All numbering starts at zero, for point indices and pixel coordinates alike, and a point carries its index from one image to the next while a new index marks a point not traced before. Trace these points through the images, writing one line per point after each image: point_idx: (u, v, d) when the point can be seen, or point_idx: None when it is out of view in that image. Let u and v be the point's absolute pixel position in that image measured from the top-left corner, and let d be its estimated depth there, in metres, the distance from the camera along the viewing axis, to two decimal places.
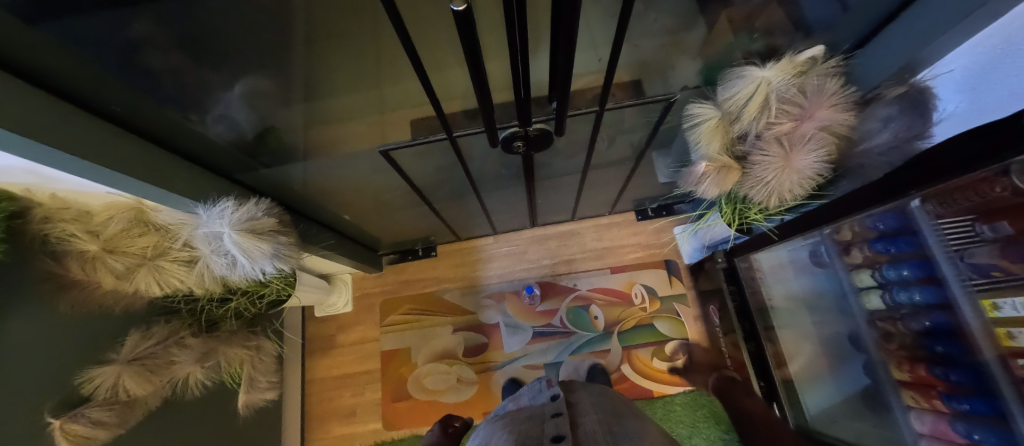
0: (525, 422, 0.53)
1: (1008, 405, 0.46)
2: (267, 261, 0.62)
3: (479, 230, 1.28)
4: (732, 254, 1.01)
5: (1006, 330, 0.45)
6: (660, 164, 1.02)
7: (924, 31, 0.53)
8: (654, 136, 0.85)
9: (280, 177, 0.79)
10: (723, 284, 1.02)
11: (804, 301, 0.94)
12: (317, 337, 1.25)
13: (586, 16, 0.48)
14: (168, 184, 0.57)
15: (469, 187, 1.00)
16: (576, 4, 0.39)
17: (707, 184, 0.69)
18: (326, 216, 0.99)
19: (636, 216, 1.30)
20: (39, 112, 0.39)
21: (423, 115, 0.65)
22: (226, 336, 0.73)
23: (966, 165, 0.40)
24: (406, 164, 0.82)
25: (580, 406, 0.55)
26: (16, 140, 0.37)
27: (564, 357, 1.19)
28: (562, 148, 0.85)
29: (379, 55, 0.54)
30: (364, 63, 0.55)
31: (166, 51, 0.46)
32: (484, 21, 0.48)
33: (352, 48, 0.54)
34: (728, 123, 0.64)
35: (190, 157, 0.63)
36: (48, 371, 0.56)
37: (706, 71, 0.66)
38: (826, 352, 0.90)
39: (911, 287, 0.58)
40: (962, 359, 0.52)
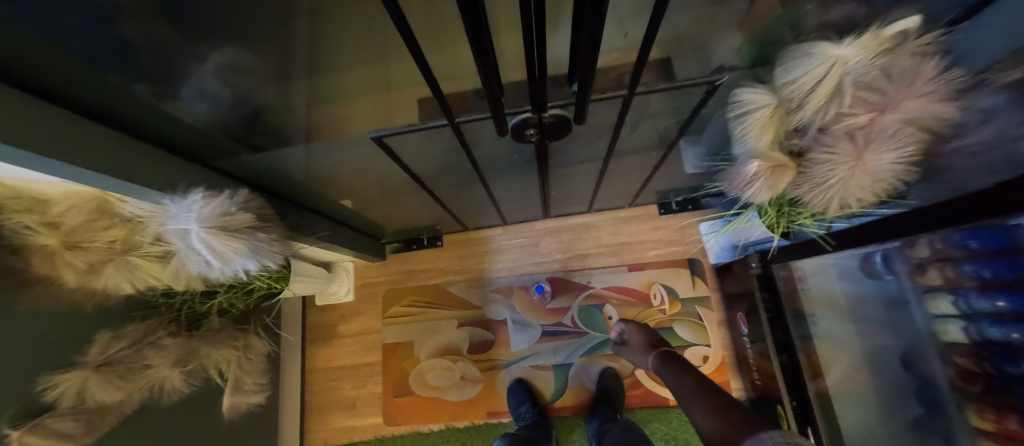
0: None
1: None
2: (244, 261, 0.55)
3: (488, 220, 1.19)
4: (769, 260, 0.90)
5: None
6: (689, 154, 0.91)
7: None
8: (690, 124, 0.75)
9: (269, 163, 0.72)
10: (755, 289, 0.93)
11: (852, 314, 0.81)
12: (319, 326, 1.21)
13: None
14: (130, 173, 0.49)
15: (475, 175, 0.91)
16: None
17: (758, 187, 0.58)
18: (324, 204, 0.92)
19: (658, 210, 1.19)
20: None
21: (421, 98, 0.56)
22: (211, 337, 0.67)
23: None
24: (402, 151, 0.73)
25: None
26: None
27: (574, 358, 1.12)
28: (580, 134, 0.74)
29: (365, 26, 0.44)
30: (346, 31, 0.46)
31: (146, 19, 0.38)
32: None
33: (334, 14, 0.44)
34: (786, 113, 0.53)
35: (163, 143, 0.55)
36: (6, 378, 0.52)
37: (760, 50, 0.54)
38: (871, 374, 0.79)
39: (1008, 324, 0.49)
40: None
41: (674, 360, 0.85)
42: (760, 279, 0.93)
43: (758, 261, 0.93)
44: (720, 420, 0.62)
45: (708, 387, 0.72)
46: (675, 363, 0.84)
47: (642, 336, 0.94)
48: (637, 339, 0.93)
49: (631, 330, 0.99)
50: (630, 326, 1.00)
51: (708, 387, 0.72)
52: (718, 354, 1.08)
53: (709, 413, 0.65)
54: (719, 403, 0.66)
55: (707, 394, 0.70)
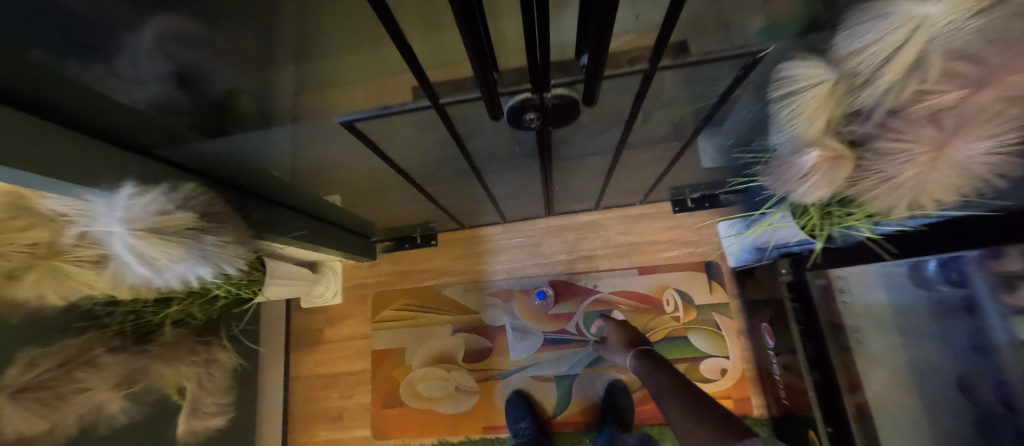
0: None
1: None
2: (190, 266, 0.47)
3: (486, 217, 1.10)
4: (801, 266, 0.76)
5: None
6: (710, 144, 0.81)
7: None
8: (717, 110, 0.64)
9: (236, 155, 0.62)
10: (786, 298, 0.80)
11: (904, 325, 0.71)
12: (304, 330, 1.12)
13: None
14: (44, 165, 0.38)
15: (469, 168, 0.82)
16: None
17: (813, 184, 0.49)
18: (303, 200, 0.83)
19: (672, 208, 1.09)
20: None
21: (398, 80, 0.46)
22: (163, 351, 0.59)
23: None
24: (382, 140, 0.63)
25: None
26: None
27: (578, 369, 1.03)
28: (589, 122, 0.64)
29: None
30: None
31: None
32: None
33: None
34: (848, 89, 0.42)
35: (82, 123, 0.43)
36: None
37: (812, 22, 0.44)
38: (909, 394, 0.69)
39: None
40: None
41: (649, 358, 0.83)
42: (790, 286, 0.79)
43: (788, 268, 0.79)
44: (697, 427, 0.64)
45: (684, 386, 0.74)
46: (651, 361, 0.82)
47: (620, 334, 0.93)
48: (615, 337, 0.93)
49: (608, 326, 0.97)
50: (607, 322, 0.98)
51: (683, 387, 0.74)
52: (737, 368, 0.98)
53: (686, 419, 0.67)
54: (696, 406, 0.68)
55: (683, 397, 0.71)
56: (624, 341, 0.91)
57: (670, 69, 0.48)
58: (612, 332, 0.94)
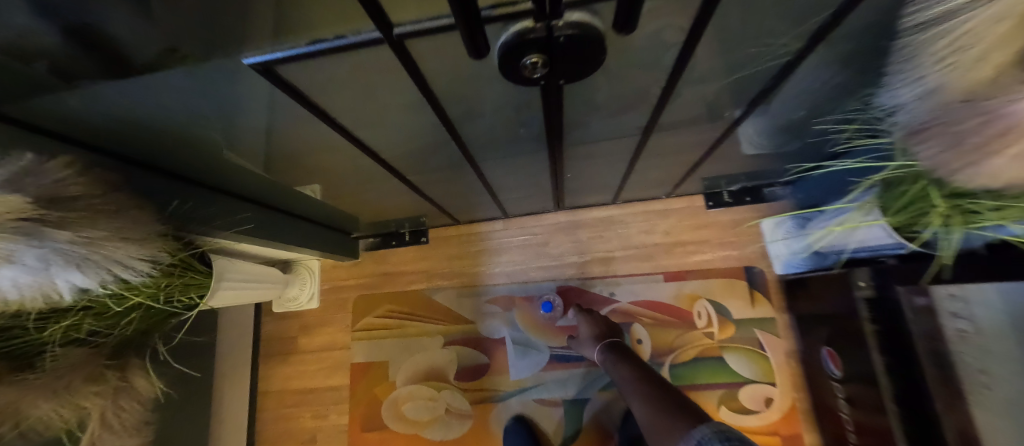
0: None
1: None
2: (30, 270, 0.33)
3: (484, 212, 0.94)
4: (890, 279, 0.58)
5: None
6: (771, 121, 0.63)
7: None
8: (795, 67, 0.47)
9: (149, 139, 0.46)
10: (864, 321, 0.61)
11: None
12: (275, 338, 0.98)
13: None
14: None
15: (460, 153, 0.65)
16: None
17: None
18: (259, 191, 0.68)
19: (705, 202, 0.92)
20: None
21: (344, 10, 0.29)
22: (50, 382, 0.44)
23: None
24: (342, 116, 0.47)
25: None
26: None
27: (591, 393, 0.87)
28: (613, 85, 0.48)
29: None
30: None
31: None
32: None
33: None
34: None
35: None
36: None
37: None
38: None
39: None
40: None
41: (616, 349, 0.74)
42: (871, 305, 0.60)
43: (869, 281, 0.61)
44: (652, 417, 0.58)
45: (648, 374, 0.66)
46: (616, 351, 0.74)
47: (593, 326, 0.82)
48: (586, 331, 0.82)
49: (580, 318, 0.85)
50: (579, 315, 0.86)
51: (646, 375, 0.66)
52: (786, 398, 0.81)
53: (644, 408, 0.60)
54: (654, 395, 0.61)
55: (641, 385, 0.64)
56: (594, 334, 0.80)
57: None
58: (581, 325, 0.83)
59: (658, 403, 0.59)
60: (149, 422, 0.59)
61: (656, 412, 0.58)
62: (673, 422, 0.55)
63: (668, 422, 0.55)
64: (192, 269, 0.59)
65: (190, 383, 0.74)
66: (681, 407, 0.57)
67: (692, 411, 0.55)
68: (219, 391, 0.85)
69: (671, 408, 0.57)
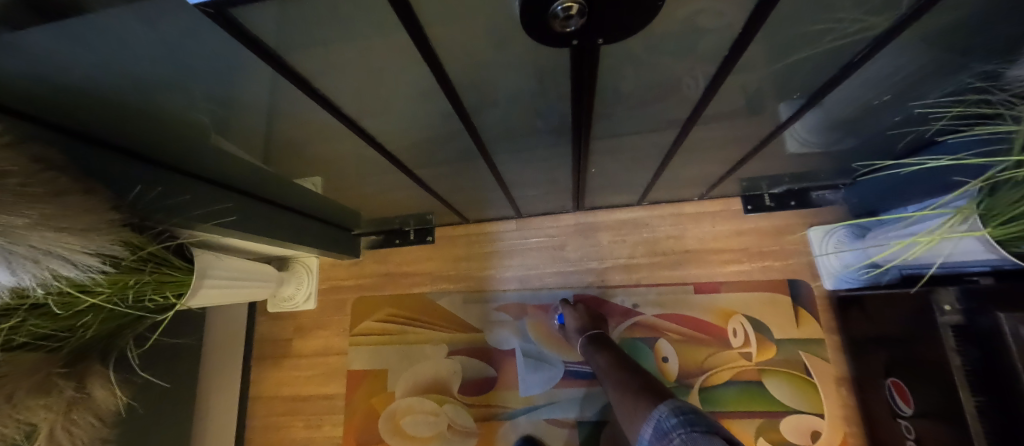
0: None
1: None
2: None
3: (496, 210, 0.86)
4: (986, 303, 0.47)
5: None
6: (838, 113, 0.53)
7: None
8: (885, 47, 0.38)
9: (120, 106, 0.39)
10: (951, 355, 0.50)
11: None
12: (269, 340, 0.91)
13: None
14: None
15: (469, 141, 0.58)
16: None
17: None
18: (245, 179, 0.61)
19: (743, 206, 0.82)
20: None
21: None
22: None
23: None
24: (333, 94, 0.41)
25: None
26: None
27: (609, 415, 0.78)
28: (649, 65, 0.40)
29: None
30: None
31: None
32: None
33: None
34: None
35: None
36: None
37: None
38: None
39: None
40: None
41: (596, 339, 0.71)
42: (961, 335, 0.50)
43: (956, 304, 0.50)
44: (620, 401, 0.56)
45: (622, 360, 0.63)
46: (595, 338, 0.71)
47: (576, 318, 0.76)
48: (570, 324, 0.76)
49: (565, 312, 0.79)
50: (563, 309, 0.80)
51: (620, 361, 0.63)
52: (835, 431, 0.70)
53: (615, 393, 0.58)
54: (625, 380, 0.58)
55: (613, 370, 0.61)
56: (578, 327, 0.75)
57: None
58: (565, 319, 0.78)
59: (625, 384, 0.57)
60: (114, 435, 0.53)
61: (625, 395, 0.56)
62: (637, 401, 0.53)
63: (634, 402, 0.53)
64: (167, 265, 0.52)
65: (162, 393, 0.67)
66: (646, 385, 0.55)
67: (658, 389, 0.54)
68: (205, 396, 0.79)
69: (638, 388, 0.55)
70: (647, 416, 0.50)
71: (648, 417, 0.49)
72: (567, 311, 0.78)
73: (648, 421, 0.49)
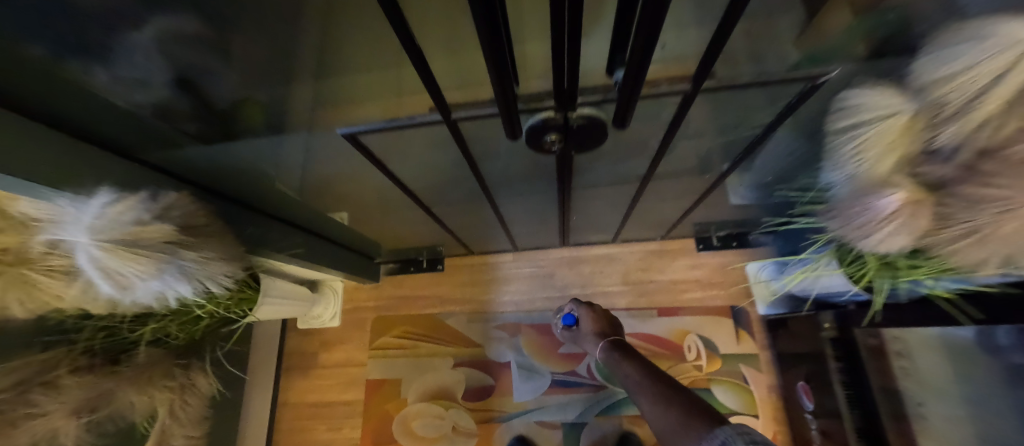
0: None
1: None
2: (159, 285, 0.43)
3: (496, 244, 1.04)
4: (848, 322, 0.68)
5: None
6: (748, 180, 0.75)
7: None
8: (757, 142, 0.60)
9: (248, 167, 0.59)
10: (829, 357, 0.71)
11: (968, 396, 0.52)
12: (297, 352, 1.05)
13: None
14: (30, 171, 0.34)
15: (481, 190, 0.77)
16: None
17: (885, 233, 0.41)
18: (303, 219, 0.78)
19: (697, 245, 1.02)
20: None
21: (390, 79, 0.41)
22: (137, 374, 0.54)
23: None
24: (392, 160, 0.61)
25: None
26: None
27: (589, 417, 0.93)
28: (611, 148, 0.60)
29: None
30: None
31: None
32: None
33: None
34: (925, 128, 0.34)
35: (45, 116, 0.35)
36: None
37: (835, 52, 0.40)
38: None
39: None
40: None
41: (619, 349, 0.69)
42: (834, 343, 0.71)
43: (833, 322, 0.71)
44: (663, 416, 0.51)
45: (657, 376, 0.58)
46: (624, 352, 0.68)
47: (593, 322, 0.78)
48: (587, 327, 0.78)
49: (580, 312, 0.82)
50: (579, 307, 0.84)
51: (653, 374, 0.59)
52: (769, 429, 0.87)
53: (654, 408, 0.53)
54: (667, 398, 0.52)
55: (652, 385, 0.57)
56: (595, 330, 0.76)
57: (721, 88, 0.43)
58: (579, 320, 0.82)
59: (669, 401, 0.52)
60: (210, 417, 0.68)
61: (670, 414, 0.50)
62: (690, 423, 0.46)
63: (684, 423, 0.47)
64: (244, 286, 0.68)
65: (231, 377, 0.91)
66: (697, 404, 0.49)
67: (711, 409, 0.48)
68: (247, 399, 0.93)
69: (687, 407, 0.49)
70: (705, 438, 0.43)
71: (708, 438, 0.43)
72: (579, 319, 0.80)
73: (708, 443, 0.42)
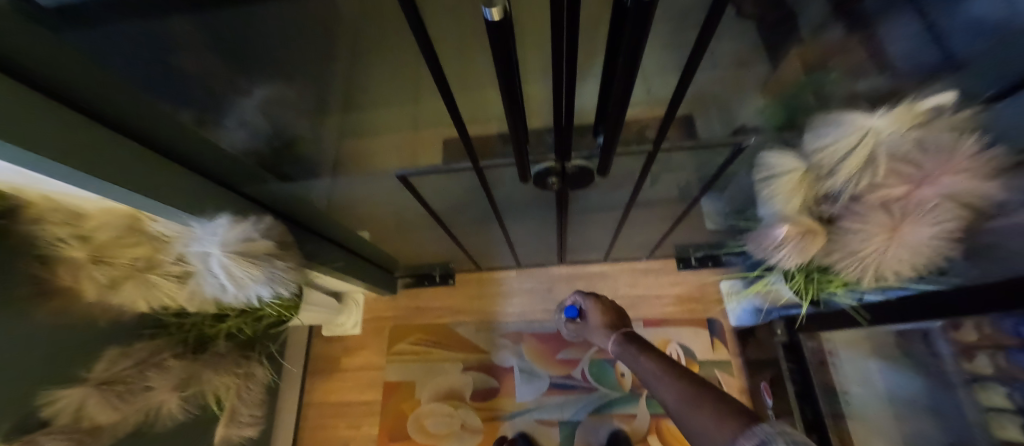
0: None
1: None
2: (259, 287, 0.57)
3: (502, 261, 1.19)
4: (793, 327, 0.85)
5: None
6: (712, 210, 0.90)
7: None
8: (715, 180, 0.75)
9: (298, 192, 0.74)
10: (782, 359, 0.87)
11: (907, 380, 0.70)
12: (321, 357, 1.17)
13: (653, 51, 0.41)
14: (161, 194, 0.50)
15: (492, 214, 0.91)
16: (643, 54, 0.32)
17: (787, 250, 0.58)
18: (338, 234, 0.92)
19: (678, 264, 1.16)
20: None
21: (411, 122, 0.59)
22: (216, 361, 0.67)
23: None
24: (425, 187, 0.76)
25: None
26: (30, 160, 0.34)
27: (582, 416, 1.05)
28: (600, 183, 0.75)
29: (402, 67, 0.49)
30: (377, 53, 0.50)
31: (203, 55, 0.43)
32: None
33: None
34: (815, 179, 0.52)
35: (188, 164, 0.56)
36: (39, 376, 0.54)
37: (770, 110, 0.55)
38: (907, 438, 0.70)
39: None
40: None
41: (635, 342, 0.69)
42: (786, 349, 0.87)
43: (782, 328, 0.88)
44: (692, 414, 0.49)
45: (679, 370, 0.57)
46: (644, 349, 0.66)
47: (602, 316, 0.79)
48: (595, 320, 0.80)
49: (588, 305, 0.84)
50: (587, 302, 0.83)
51: (676, 369, 0.58)
52: None
53: (679, 406, 0.52)
54: (694, 395, 0.51)
55: (679, 383, 0.54)
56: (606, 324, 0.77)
57: (672, 149, 0.62)
58: (590, 315, 0.81)
59: (700, 398, 0.50)
60: (267, 404, 0.80)
61: (698, 410, 0.49)
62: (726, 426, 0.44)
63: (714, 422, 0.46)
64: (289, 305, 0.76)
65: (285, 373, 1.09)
66: (729, 403, 0.48)
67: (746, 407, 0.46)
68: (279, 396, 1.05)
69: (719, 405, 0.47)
70: (742, 436, 0.42)
71: (745, 436, 0.42)
72: (586, 312, 0.82)
73: (745, 440, 0.41)
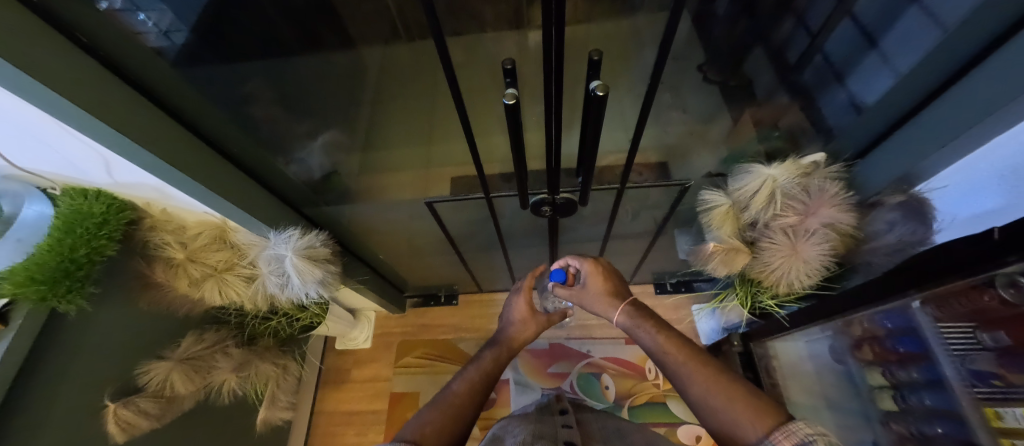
0: (532, 421, 0.48)
1: (972, 426, 0.49)
2: (313, 286, 0.72)
3: (502, 283, 1.34)
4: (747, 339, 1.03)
5: (996, 409, 0.46)
6: (679, 242, 1.08)
7: (980, 91, 0.49)
8: (674, 214, 0.93)
9: (335, 215, 0.91)
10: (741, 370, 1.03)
11: (832, 379, 0.88)
12: (334, 369, 1.29)
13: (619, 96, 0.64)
14: (247, 207, 0.66)
15: (497, 242, 1.08)
16: (598, 120, 0.52)
17: (715, 263, 0.74)
18: (364, 254, 1.08)
19: (655, 289, 1.32)
20: (148, 119, 0.49)
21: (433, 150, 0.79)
22: (261, 350, 0.80)
23: (887, 294, 0.55)
24: (445, 216, 0.92)
25: (591, 427, 0.49)
26: (154, 164, 0.50)
27: None
28: (587, 215, 0.93)
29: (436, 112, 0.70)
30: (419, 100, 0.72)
31: (269, 104, 0.64)
32: (525, 77, 0.61)
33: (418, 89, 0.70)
34: (738, 211, 0.71)
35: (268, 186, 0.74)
36: (135, 352, 0.68)
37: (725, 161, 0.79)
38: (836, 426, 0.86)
39: (907, 364, 0.61)
40: (949, 412, 0.54)
41: (642, 318, 0.67)
42: (743, 359, 1.04)
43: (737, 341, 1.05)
44: (722, 407, 0.49)
45: (697, 354, 0.57)
46: (659, 328, 0.63)
47: (599, 283, 0.76)
48: (592, 287, 0.76)
49: (585, 269, 0.79)
50: (584, 264, 0.79)
51: (690, 351, 0.57)
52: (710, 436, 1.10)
53: (707, 397, 0.51)
54: (720, 386, 0.51)
55: (700, 368, 0.54)
56: (602, 290, 0.74)
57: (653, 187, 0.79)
58: (588, 280, 0.77)
59: (725, 390, 0.50)
60: (297, 395, 0.92)
61: (719, 401, 0.50)
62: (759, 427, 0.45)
63: (743, 420, 0.46)
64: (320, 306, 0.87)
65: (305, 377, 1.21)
66: (754, 399, 0.48)
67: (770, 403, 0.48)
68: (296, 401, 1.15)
69: (746, 400, 0.48)
70: (779, 433, 0.42)
71: (781, 433, 0.42)
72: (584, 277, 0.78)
73: (784, 438, 0.41)
